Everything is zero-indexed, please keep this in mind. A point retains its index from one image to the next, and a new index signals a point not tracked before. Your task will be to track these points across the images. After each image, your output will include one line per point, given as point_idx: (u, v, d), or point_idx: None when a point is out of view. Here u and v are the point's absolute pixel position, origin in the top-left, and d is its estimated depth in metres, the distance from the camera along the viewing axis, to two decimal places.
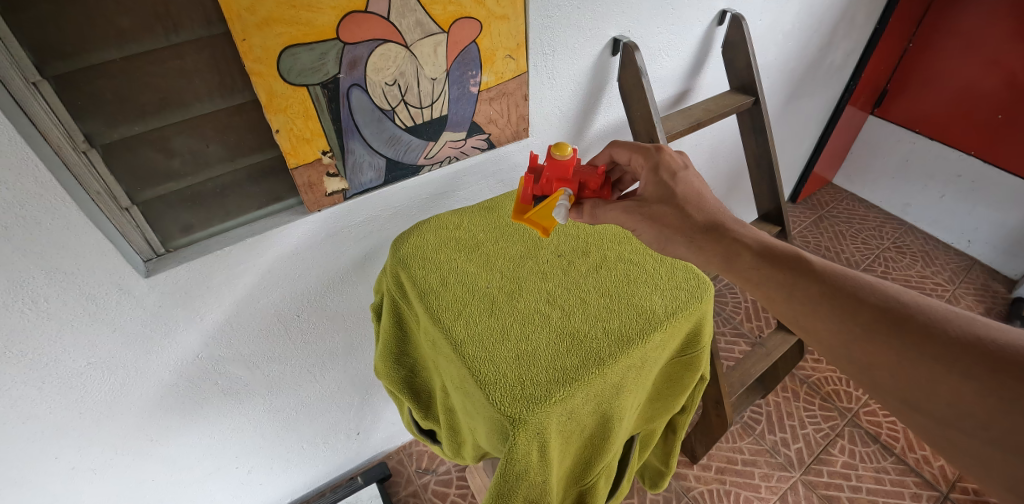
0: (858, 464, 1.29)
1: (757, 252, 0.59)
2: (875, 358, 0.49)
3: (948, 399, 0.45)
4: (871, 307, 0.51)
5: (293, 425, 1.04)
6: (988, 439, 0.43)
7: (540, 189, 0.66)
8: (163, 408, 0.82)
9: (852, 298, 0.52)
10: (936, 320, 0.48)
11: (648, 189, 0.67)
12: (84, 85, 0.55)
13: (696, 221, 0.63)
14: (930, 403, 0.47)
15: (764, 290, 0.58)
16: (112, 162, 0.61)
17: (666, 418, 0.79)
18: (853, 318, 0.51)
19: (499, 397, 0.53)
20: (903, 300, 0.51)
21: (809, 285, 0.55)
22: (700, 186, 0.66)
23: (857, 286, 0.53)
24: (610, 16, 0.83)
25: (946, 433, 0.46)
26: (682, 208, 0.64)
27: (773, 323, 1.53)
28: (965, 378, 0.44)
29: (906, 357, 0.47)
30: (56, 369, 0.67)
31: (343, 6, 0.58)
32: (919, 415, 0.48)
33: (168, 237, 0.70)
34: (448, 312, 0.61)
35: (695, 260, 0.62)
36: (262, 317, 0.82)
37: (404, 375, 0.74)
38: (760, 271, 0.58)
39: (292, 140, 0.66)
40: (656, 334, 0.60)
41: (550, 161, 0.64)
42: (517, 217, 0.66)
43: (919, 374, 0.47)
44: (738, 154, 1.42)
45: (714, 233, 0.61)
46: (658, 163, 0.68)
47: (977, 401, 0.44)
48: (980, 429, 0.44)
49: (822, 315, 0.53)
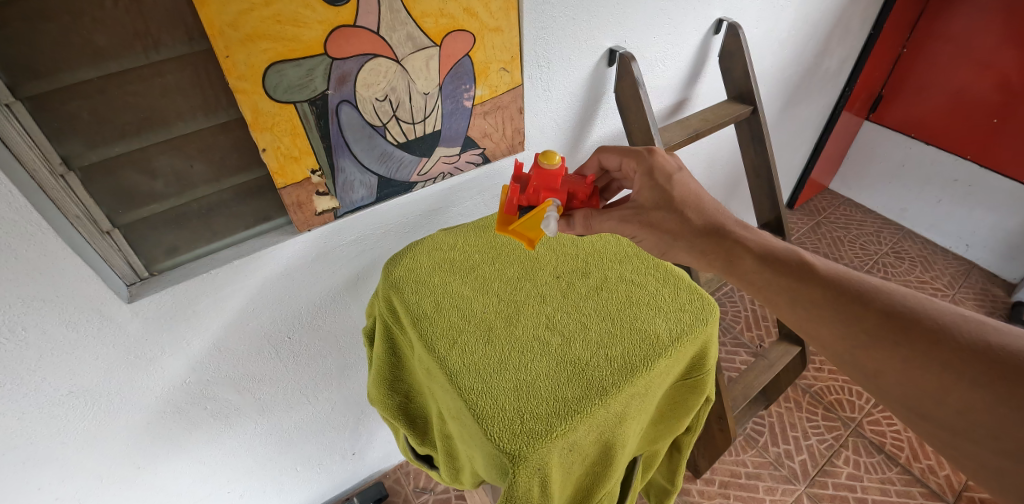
0: (863, 475, 1.27)
1: (758, 256, 0.58)
2: (881, 365, 0.49)
3: (956, 407, 0.44)
4: (876, 312, 0.50)
5: (286, 447, 1.01)
6: (998, 449, 0.42)
7: (527, 199, 0.64)
8: (150, 434, 0.79)
9: (856, 301, 0.51)
10: (945, 325, 0.47)
11: (643, 193, 0.65)
12: (60, 106, 0.53)
13: (696, 227, 0.61)
14: (937, 411, 0.46)
15: (766, 295, 0.57)
16: (92, 185, 0.58)
17: (670, 439, 0.77)
18: (857, 324, 0.50)
19: (499, 432, 0.51)
20: (910, 304, 0.50)
21: (812, 290, 0.54)
22: (697, 188, 0.64)
23: (862, 290, 0.52)
24: (606, 27, 0.81)
25: (953, 442, 0.45)
26: (682, 214, 0.62)
27: (773, 332, 1.51)
28: (974, 387, 0.43)
29: (911, 364, 0.47)
30: (35, 399, 0.64)
31: (331, 20, 0.56)
32: (927, 423, 0.47)
33: (152, 260, 0.67)
34: (443, 341, 0.59)
35: (697, 265, 0.61)
36: (252, 340, 0.79)
37: (398, 401, 0.72)
38: (761, 274, 0.57)
39: (279, 159, 0.63)
40: (660, 361, 0.58)
41: (538, 170, 0.62)
42: (501, 228, 0.62)
43: (925, 381, 0.46)
44: (736, 161, 1.40)
45: (714, 237, 0.61)
46: (652, 167, 0.65)
47: (987, 410, 0.43)
48: (989, 438, 0.42)
49: (825, 320, 0.52)
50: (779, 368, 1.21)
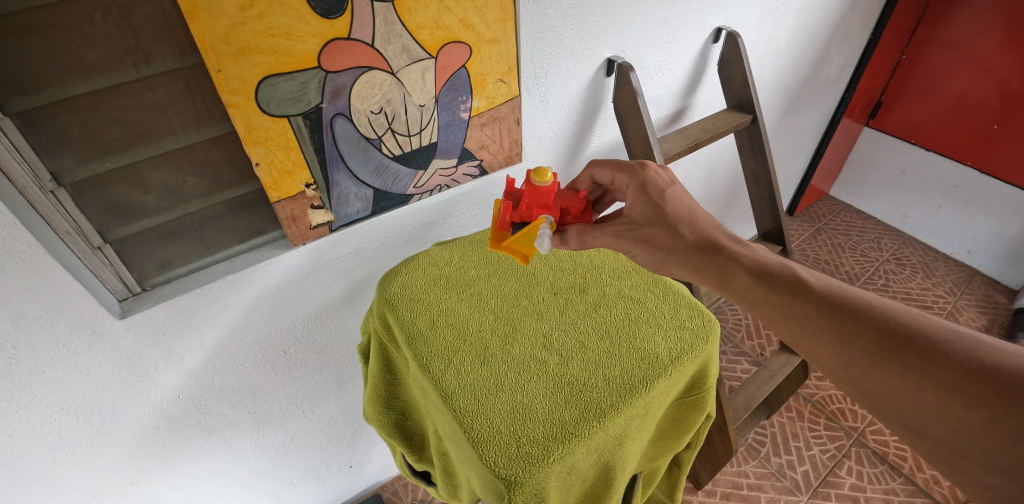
0: (867, 487, 1.25)
1: (752, 271, 0.57)
2: (877, 382, 0.48)
3: (951, 425, 0.44)
4: (871, 329, 0.49)
5: (282, 460, 0.99)
6: (995, 468, 0.42)
7: (520, 215, 0.63)
8: (143, 450, 0.77)
9: (851, 319, 0.50)
10: (940, 342, 0.46)
11: (636, 209, 0.64)
12: (50, 121, 0.52)
13: (688, 242, 0.60)
14: (933, 429, 0.45)
15: (760, 311, 0.56)
16: (83, 200, 0.57)
17: (670, 455, 0.75)
18: (852, 341, 0.49)
19: (495, 458, 0.50)
20: (904, 320, 0.49)
21: (806, 306, 0.53)
22: (690, 202, 0.63)
23: (856, 307, 0.51)
24: (604, 37, 0.81)
25: (950, 460, 0.45)
26: (674, 230, 0.61)
27: (775, 341, 1.50)
28: (970, 406, 0.43)
29: (907, 383, 0.46)
30: (25, 417, 0.63)
31: (325, 33, 0.56)
32: (923, 442, 0.46)
33: (143, 275, 0.66)
34: (437, 361, 0.58)
35: (691, 281, 0.60)
36: (247, 355, 0.78)
37: (393, 419, 0.70)
38: (755, 291, 0.56)
39: (273, 173, 0.63)
40: (660, 381, 0.57)
41: (529, 187, 0.61)
42: (494, 246, 0.62)
43: (920, 400, 0.45)
44: (736, 169, 1.39)
45: (707, 253, 0.59)
46: (644, 182, 0.64)
47: (983, 428, 0.42)
48: (986, 457, 0.42)
49: (819, 337, 0.51)
50: (781, 378, 1.20)
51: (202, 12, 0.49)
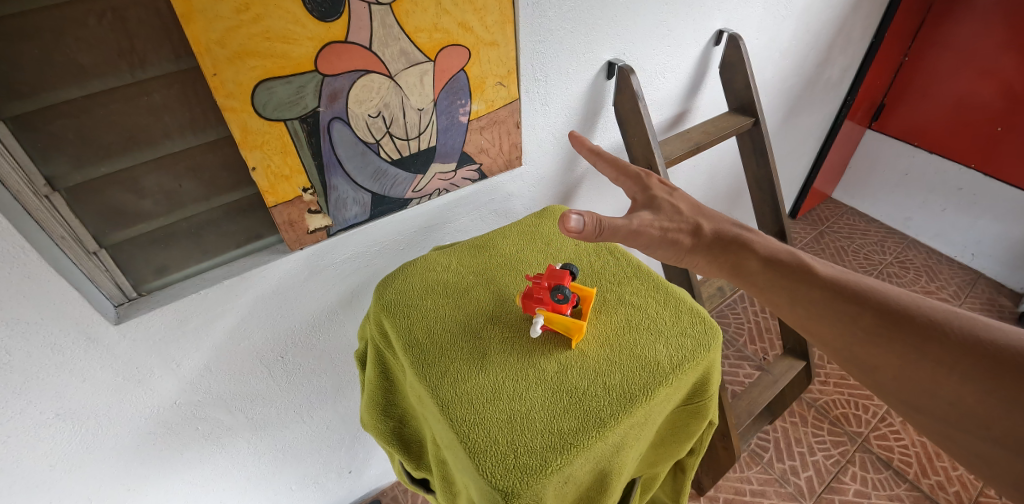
0: (872, 492, 1.24)
1: (763, 258, 0.58)
2: (879, 361, 0.50)
3: (948, 399, 0.46)
4: (871, 311, 0.52)
5: (279, 467, 0.98)
6: (990, 439, 0.44)
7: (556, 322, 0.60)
8: (140, 456, 0.77)
9: (852, 300, 0.53)
10: (937, 320, 0.49)
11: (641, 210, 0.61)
12: (43, 125, 0.51)
13: (706, 236, 0.60)
14: (931, 404, 0.48)
15: (768, 296, 0.57)
16: (78, 205, 0.57)
17: (670, 462, 0.74)
18: (853, 322, 0.52)
19: (492, 468, 0.49)
20: (903, 303, 0.51)
21: (811, 290, 0.55)
22: (696, 203, 0.63)
23: (858, 290, 0.53)
24: (605, 40, 0.80)
25: (947, 433, 0.47)
26: (693, 227, 0.60)
27: (777, 345, 1.48)
28: (965, 381, 0.45)
29: (906, 359, 0.48)
30: (19, 422, 0.62)
31: (321, 36, 0.55)
32: (922, 416, 0.49)
33: (140, 279, 0.65)
34: (436, 369, 0.57)
35: (704, 270, 0.60)
36: (244, 360, 0.77)
37: (391, 426, 0.70)
38: (766, 276, 0.57)
39: (270, 178, 0.62)
40: (661, 390, 0.56)
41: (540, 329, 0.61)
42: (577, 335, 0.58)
43: (919, 376, 0.48)
44: (737, 171, 1.38)
45: (722, 243, 0.59)
46: (647, 188, 0.63)
47: (979, 402, 0.45)
48: (982, 430, 0.45)
49: (825, 318, 0.53)
50: (785, 383, 1.19)
51: (198, 16, 0.48)
